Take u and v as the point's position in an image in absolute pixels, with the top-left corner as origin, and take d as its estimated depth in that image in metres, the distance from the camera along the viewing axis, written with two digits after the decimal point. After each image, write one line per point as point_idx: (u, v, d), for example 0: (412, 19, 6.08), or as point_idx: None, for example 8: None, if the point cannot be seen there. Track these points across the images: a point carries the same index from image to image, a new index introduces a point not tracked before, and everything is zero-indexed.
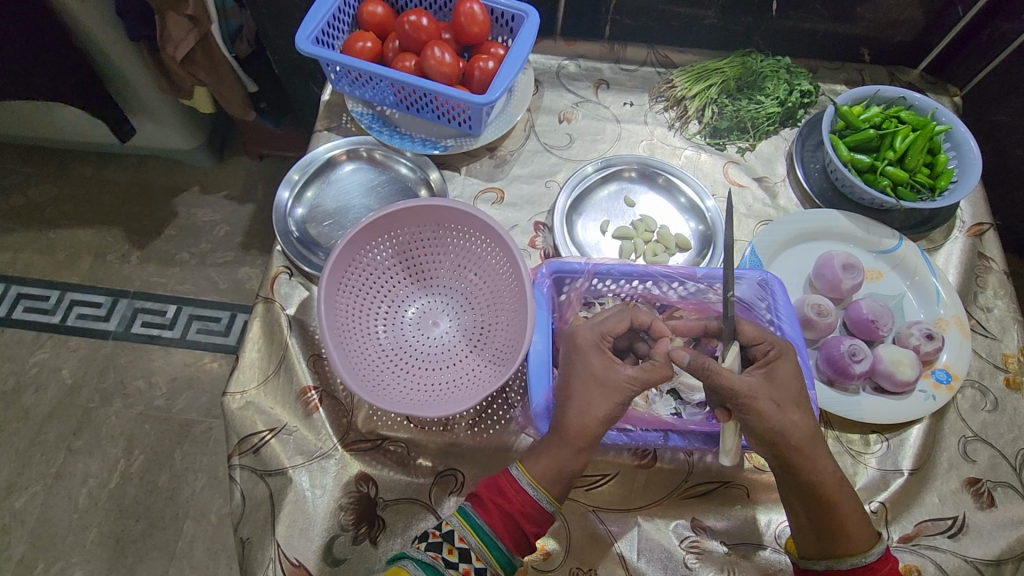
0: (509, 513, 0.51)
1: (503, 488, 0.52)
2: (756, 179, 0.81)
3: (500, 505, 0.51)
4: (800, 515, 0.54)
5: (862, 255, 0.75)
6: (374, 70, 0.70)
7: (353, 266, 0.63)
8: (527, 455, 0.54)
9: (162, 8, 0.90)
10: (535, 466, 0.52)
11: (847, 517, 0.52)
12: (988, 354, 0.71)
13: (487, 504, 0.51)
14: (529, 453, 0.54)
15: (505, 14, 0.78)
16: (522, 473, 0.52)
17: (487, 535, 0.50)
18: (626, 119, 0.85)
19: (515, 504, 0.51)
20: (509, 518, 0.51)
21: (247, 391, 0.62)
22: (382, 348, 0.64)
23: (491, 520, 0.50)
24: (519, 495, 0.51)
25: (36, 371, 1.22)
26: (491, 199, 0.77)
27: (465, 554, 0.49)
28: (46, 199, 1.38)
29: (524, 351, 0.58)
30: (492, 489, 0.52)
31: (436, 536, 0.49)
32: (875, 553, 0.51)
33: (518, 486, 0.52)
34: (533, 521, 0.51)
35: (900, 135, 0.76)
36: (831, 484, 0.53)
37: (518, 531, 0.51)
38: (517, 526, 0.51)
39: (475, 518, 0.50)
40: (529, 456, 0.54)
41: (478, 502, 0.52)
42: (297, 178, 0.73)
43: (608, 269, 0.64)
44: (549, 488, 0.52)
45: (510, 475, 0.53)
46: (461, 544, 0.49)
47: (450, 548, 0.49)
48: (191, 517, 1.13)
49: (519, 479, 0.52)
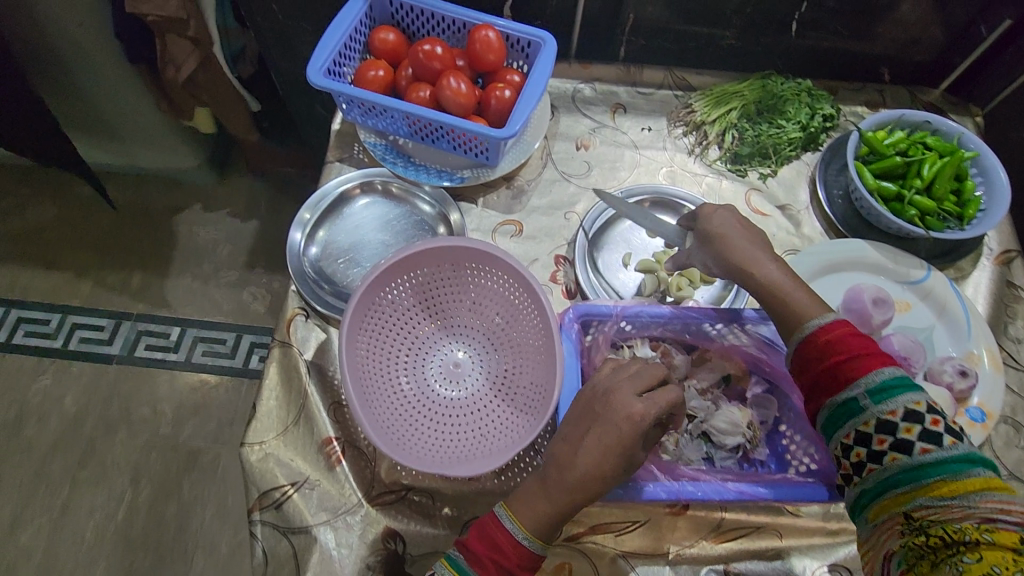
0: (507, 567, 0.49)
1: (496, 540, 0.49)
2: (779, 207, 0.80)
3: (494, 559, 0.48)
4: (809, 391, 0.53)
5: (890, 286, 0.73)
6: (388, 102, 0.68)
7: (372, 311, 0.61)
8: (514, 497, 0.51)
9: (165, 30, 0.89)
10: (524, 512, 0.50)
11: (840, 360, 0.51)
12: (1021, 388, 0.70)
13: (482, 559, 0.48)
14: (518, 494, 0.51)
15: (521, 40, 0.76)
16: (515, 524, 0.50)
17: None
18: (644, 146, 0.83)
19: (512, 558, 0.49)
20: (506, 571, 0.49)
21: (266, 442, 0.60)
22: (404, 394, 0.62)
23: None
24: (517, 549, 0.49)
25: (38, 400, 1.19)
26: (510, 232, 0.75)
27: None
28: (44, 220, 1.35)
29: (555, 403, 0.56)
30: (485, 542, 0.49)
31: None
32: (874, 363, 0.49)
33: (515, 539, 0.49)
34: (528, 570, 0.49)
35: (927, 163, 0.75)
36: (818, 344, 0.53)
37: None
38: None
39: (472, 575, 0.48)
40: (520, 501, 0.51)
41: (470, 555, 0.49)
42: (308, 218, 0.71)
43: (637, 312, 0.62)
44: (541, 535, 0.50)
45: (502, 525, 0.50)
46: None
47: None
48: (201, 548, 1.11)
49: (515, 532, 0.49)
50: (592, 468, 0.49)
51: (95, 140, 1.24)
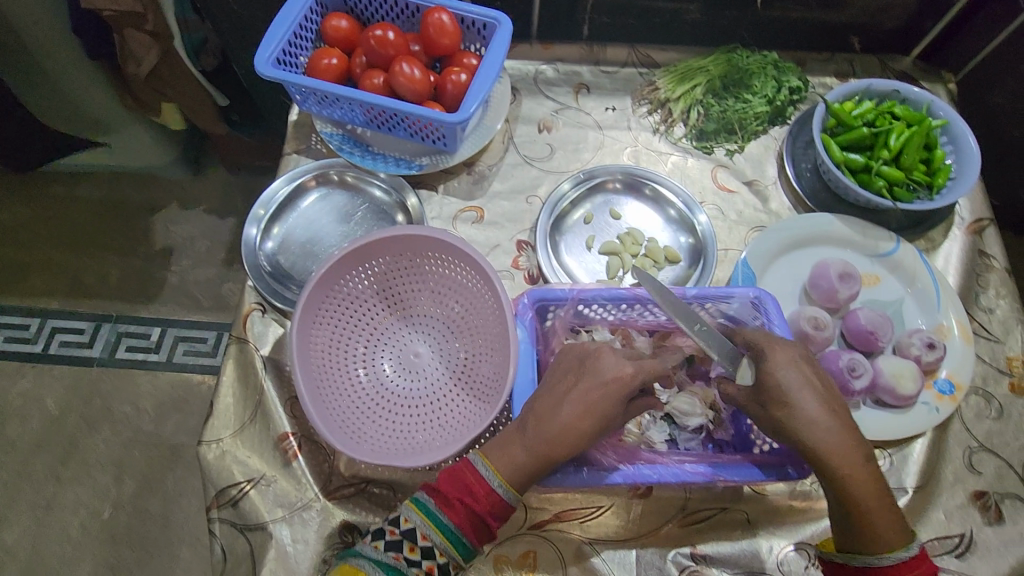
0: (478, 514, 0.48)
1: (467, 484, 0.48)
2: (746, 183, 0.78)
3: (466, 503, 0.48)
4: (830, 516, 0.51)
5: (859, 260, 0.72)
6: (339, 91, 0.67)
7: (325, 305, 0.60)
8: (493, 444, 0.50)
9: (121, 25, 0.88)
10: (503, 464, 0.49)
11: (877, 521, 0.48)
12: (992, 358, 0.69)
13: (451, 501, 0.48)
14: (499, 444, 0.50)
15: (476, 22, 0.74)
16: (490, 470, 0.49)
17: (453, 533, 0.47)
18: (608, 126, 0.81)
19: (484, 504, 0.48)
20: (476, 517, 0.48)
21: (223, 440, 0.60)
22: (362, 387, 0.62)
23: (456, 518, 0.47)
24: (488, 495, 0.48)
25: (20, 402, 1.19)
26: (471, 219, 0.74)
27: (428, 551, 0.47)
28: (20, 222, 1.34)
29: (508, 391, 0.55)
30: (456, 484, 0.49)
31: (395, 534, 0.47)
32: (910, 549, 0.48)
33: (487, 485, 0.48)
34: (498, 517, 0.49)
35: (895, 133, 0.73)
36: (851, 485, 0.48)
37: (483, 527, 0.48)
38: (483, 523, 0.48)
39: (440, 516, 0.47)
40: (500, 449, 0.50)
41: (440, 498, 0.48)
42: (263, 214, 0.70)
43: (594, 295, 0.60)
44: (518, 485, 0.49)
45: (474, 468, 0.49)
46: (423, 543, 0.47)
47: (412, 546, 0.47)
48: (186, 542, 1.11)
49: (489, 479, 0.48)
50: (570, 428, 0.49)
51: (68, 140, 1.23)
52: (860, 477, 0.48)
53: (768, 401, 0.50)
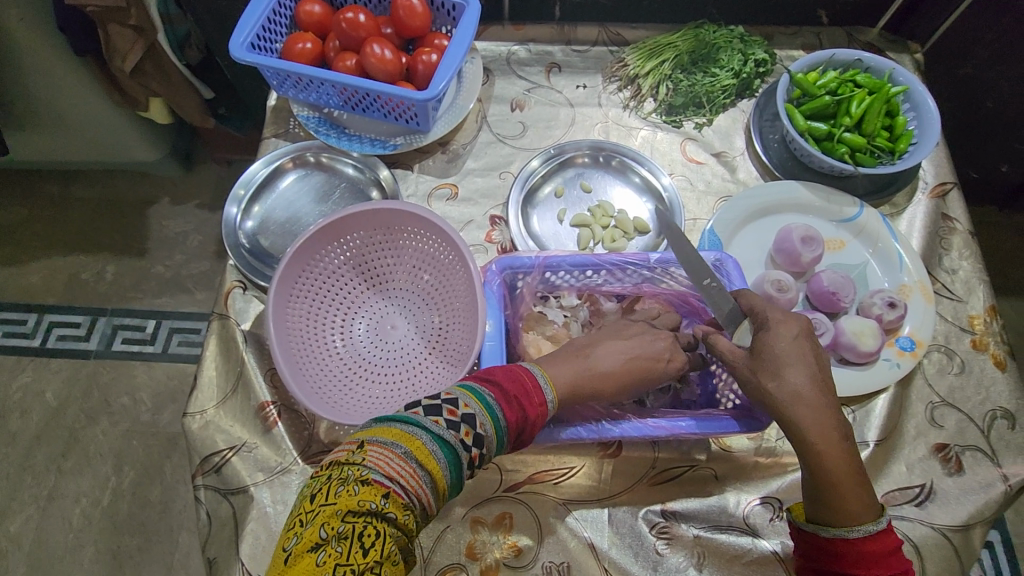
0: (524, 413, 0.49)
1: (526, 386, 0.50)
2: (714, 155, 0.80)
3: (519, 402, 0.49)
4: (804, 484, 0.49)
5: (824, 225, 0.74)
6: (311, 73, 0.69)
7: (302, 279, 0.63)
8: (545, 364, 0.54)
9: (104, 20, 0.90)
10: (558, 378, 0.53)
11: (847, 492, 0.47)
12: (954, 317, 0.71)
13: (508, 396, 0.48)
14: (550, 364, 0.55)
15: (446, 3, 0.76)
16: (545, 381, 0.52)
17: (502, 425, 0.46)
18: (579, 103, 0.83)
19: (531, 406, 0.49)
20: (524, 416, 0.48)
21: (206, 411, 0.62)
22: (339, 357, 0.64)
23: (507, 413, 0.47)
24: (538, 401, 0.50)
25: (20, 396, 1.22)
26: (446, 195, 0.76)
27: (479, 439, 0.44)
28: (16, 221, 1.37)
29: (477, 352, 0.57)
30: (516, 385, 0.49)
31: (455, 415, 0.44)
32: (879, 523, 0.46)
33: (540, 389, 0.51)
34: (535, 424, 0.50)
35: (856, 100, 0.75)
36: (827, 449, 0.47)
37: (521, 429, 0.48)
38: (525, 425, 0.49)
39: (495, 407, 0.46)
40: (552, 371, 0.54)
41: (498, 392, 0.48)
42: (243, 194, 0.72)
43: (559, 261, 0.63)
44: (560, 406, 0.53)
45: (533, 378, 0.51)
46: (479, 429, 0.44)
47: (468, 429, 0.43)
48: (186, 528, 1.14)
49: (543, 386, 0.51)
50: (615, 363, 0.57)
51: (60, 139, 1.25)
52: (835, 449, 0.47)
53: (762, 369, 0.51)
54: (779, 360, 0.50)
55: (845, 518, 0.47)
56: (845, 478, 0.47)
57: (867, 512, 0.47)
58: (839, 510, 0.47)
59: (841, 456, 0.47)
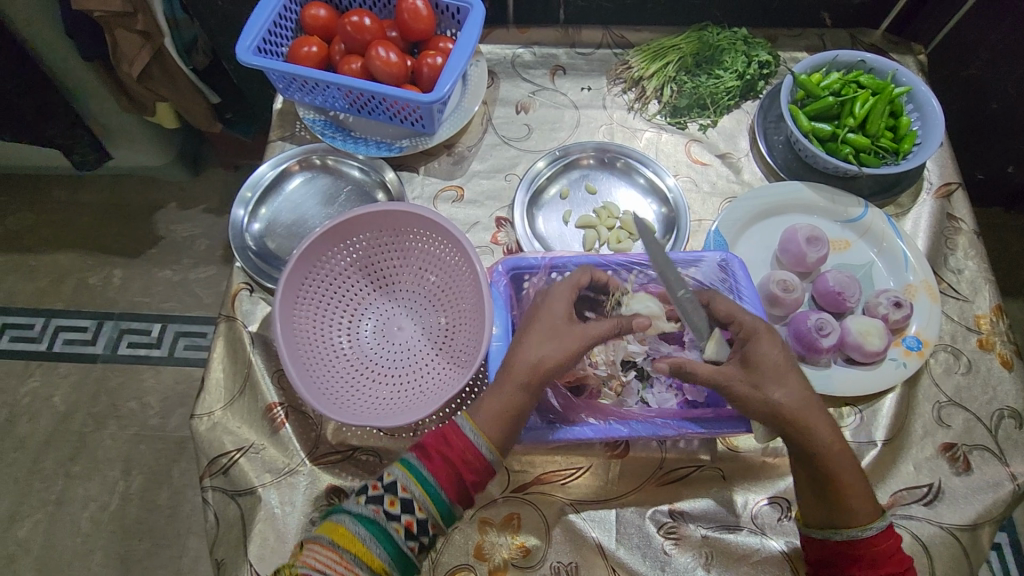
0: (452, 463, 0.49)
1: (448, 437, 0.50)
2: (719, 156, 0.80)
3: (443, 455, 0.49)
4: (806, 488, 0.54)
5: (828, 225, 0.74)
6: (318, 76, 0.69)
7: (309, 280, 0.63)
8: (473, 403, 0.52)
9: (112, 26, 0.90)
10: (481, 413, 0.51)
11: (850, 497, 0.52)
12: (961, 317, 0.71)
13: (431, 453, 0.49)
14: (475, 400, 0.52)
15: (450, 6, 0.77)
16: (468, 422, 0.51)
17: (431, 485, 0.48)
18: (584, 105, 0.84)
19: (458, 454, 0.49)
20: (453, 469, 0.49)
21: (214, 413, 0.62)
22: (346, 358, 0.64)
23: (435, 471, 0.49)
24: (465, 448, 0.50)
25: (28, 400, 1.22)
26: (451, 197, 0.77)
27: (408, 504, 0.48)
28: (24, 226, 1.37)
29: (484, 352, 0.57)
30: (438, 438, 0.50)
31: (377, 488, 0.48)
32: (877, 527, 0.52)
33: (462, 433, 0.50)
34: (473, 470, 0.50)
35: (859, 101, 0.75)
36: (831, 455, 0.52)
37: (459, 482, 0.49)
38: (459, 476, 0.49)
39: (420, 469, 0.49)
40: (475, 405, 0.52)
41: (422, 451, 0.50)
42: (250, 196, 0.73)
43: (565, 261, 0.63)
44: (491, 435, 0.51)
45: (456, 426, 0.51)
46: (404, 495, 0.48)
47: (392, 499, 0.48)
48: (193, 532, 1.14)
49: (465, 429, 0.50)
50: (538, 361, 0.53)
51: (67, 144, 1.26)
52: (843, 456, 0.52)
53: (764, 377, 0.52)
54: (777, 370, 0.52)
55: (852, 521, 0.52)
56: (849, 483, 0.52)
57: (871, 513, 0.52)
58: (844, 514, 0.52)
59: (847, 463, 0.52)
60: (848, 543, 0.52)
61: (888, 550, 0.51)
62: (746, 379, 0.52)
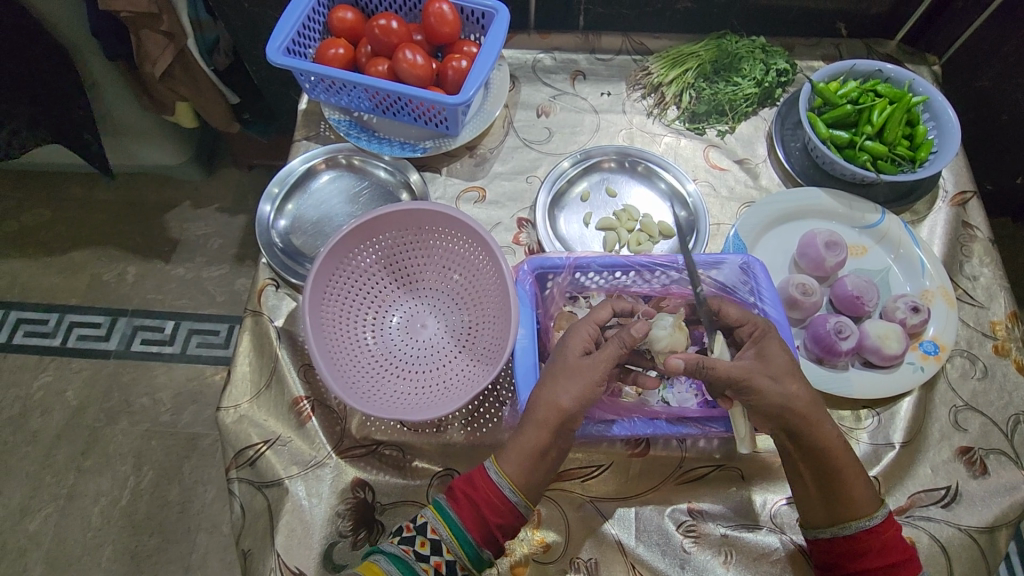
0: (478, 506, 0.52)
1: (474, 480, 0.53)
2: (737, 161, 0.81)
3: (471, 499, 0.52)
4: (807, 484, 0.56)
5: (846, 231, 0.75)
6: (346, 77, 0.70)
7: (336, 275, 0.64)
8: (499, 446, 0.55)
9: (138, 25, 0.92)
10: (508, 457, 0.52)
11: (852, 484, 0.54)
12: (977, 322, 0.71)
13: (458, 496, 0.52)
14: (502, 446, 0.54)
15: (475, 11, 0.78)
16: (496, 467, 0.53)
17: (458, 528, 0.50)
18: (604, 110, 0.85)
19: (484, 498, 0.52)
20: (479, 513, 0.51)
21: (240, 405, 0.63)
22: (371, 353, 0.65)
23: (462, 514, 0.51)
24: (493, 493, 0.52)
25: (41, 395, 1.23)
26: (474, 198, 0.78)
27: (436, 546, 0.50)
28: (39, 223, 1.38)
29: (510, 349, 0.58)
30: (466, 482, 0.53)
31: (409, 530, 0.51)
32: (879, 516, 0.54)
33: (490, 477, 0.53)
34: (499, 514, 0.51)
35: (877, 109, 0.76)
36: (833, 448, 0.54)
37: (485, 526, 0.51)
38: (485, 521, 0.51)
39: (448, 511, 0.51)
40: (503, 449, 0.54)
41: (450, 495, 0.52)
42: (277, 192, 0.74)
43: (589, 261, 0.64)
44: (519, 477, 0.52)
45: (484, 469, 0.53)
46: (433, 536, 0.50)
47: (422, 540, 0.50)
48: (204, 528, 1.14)
49: (495, 475, 0.52)
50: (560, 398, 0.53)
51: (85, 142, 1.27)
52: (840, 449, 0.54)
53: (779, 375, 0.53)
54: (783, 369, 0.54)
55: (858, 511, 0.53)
56: (850, 472, 0.54)
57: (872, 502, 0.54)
58: (848, 504, 0.54)
59: (846, 457, 0.54)
60: (853, 535, 0.53)
61: (893, 537, 0.54)
62: (763, 373, 0.53)
